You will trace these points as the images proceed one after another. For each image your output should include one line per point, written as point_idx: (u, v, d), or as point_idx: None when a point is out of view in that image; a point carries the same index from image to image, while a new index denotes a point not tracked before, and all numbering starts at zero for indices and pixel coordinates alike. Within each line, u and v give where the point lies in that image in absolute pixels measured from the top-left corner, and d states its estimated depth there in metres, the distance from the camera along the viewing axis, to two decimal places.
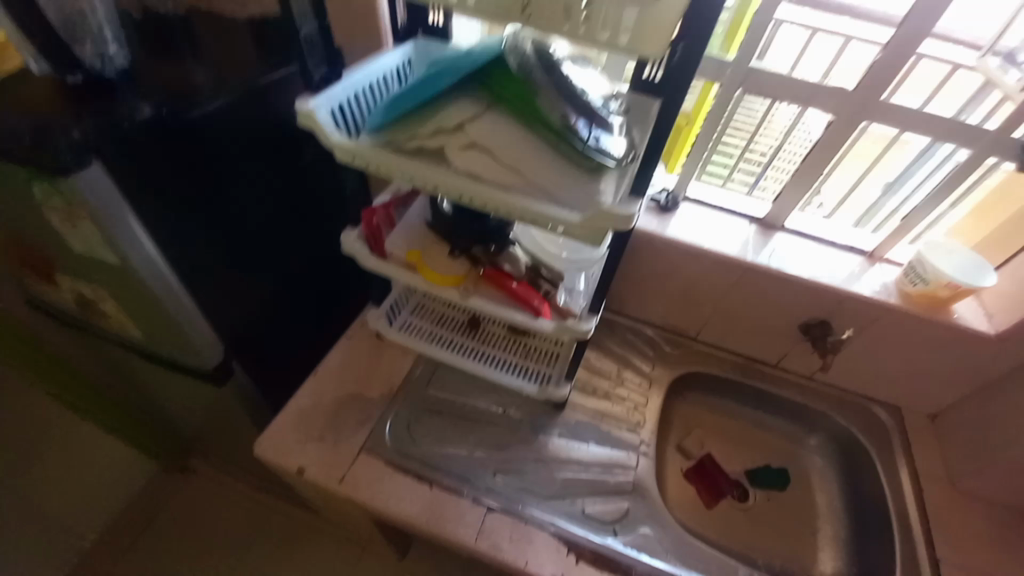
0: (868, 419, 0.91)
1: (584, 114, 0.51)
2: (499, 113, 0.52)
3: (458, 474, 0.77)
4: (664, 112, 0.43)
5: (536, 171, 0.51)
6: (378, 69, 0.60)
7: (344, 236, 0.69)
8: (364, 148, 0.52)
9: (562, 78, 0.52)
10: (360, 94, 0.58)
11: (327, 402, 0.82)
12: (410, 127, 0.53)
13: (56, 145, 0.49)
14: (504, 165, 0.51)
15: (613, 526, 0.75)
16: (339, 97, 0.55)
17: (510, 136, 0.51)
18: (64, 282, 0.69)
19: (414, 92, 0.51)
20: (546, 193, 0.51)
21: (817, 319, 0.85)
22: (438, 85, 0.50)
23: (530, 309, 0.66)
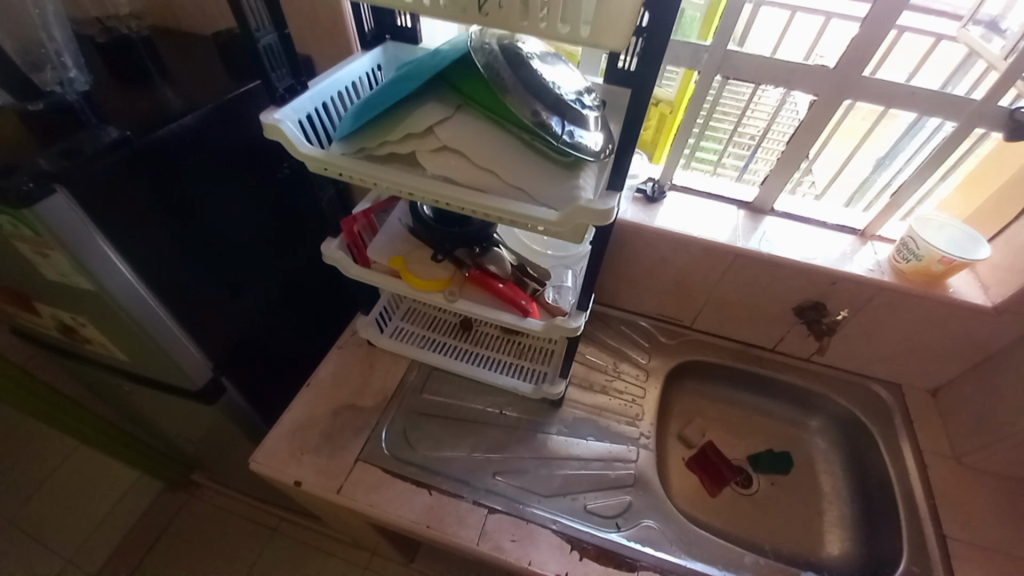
0: (867, 398, 0.90)
1: (556, 110, 0.50)
2: (471, 114, 0.51)
3: (456, 478, 0.76)
4: (633, 103, 0.42)
5: (512, 171, 0.50)
6: (346, 77, 0.60)
7: (325, 245, 0.68)
8: (335, 158, 0.52)
9: (531, 74, 0.50)
10: (328, 103, 0.58)
11: (321, 414, 0.82)
12: (381, 133, 0.52)
13: (18, 177, 0.48)
14: (479, 166, 0.50)
15: (616, 521, 0.74)
16: (306, 107, 0.54)
17: (483, 137, 0.51)
18: (42, 310, 0.69)
19: (382, 98, 0.50)
20: (523, 193, 0.50)
21: (811, 301, 0.84)
22: (406, 88, 0.49)
23: (518, 309, 0.66)
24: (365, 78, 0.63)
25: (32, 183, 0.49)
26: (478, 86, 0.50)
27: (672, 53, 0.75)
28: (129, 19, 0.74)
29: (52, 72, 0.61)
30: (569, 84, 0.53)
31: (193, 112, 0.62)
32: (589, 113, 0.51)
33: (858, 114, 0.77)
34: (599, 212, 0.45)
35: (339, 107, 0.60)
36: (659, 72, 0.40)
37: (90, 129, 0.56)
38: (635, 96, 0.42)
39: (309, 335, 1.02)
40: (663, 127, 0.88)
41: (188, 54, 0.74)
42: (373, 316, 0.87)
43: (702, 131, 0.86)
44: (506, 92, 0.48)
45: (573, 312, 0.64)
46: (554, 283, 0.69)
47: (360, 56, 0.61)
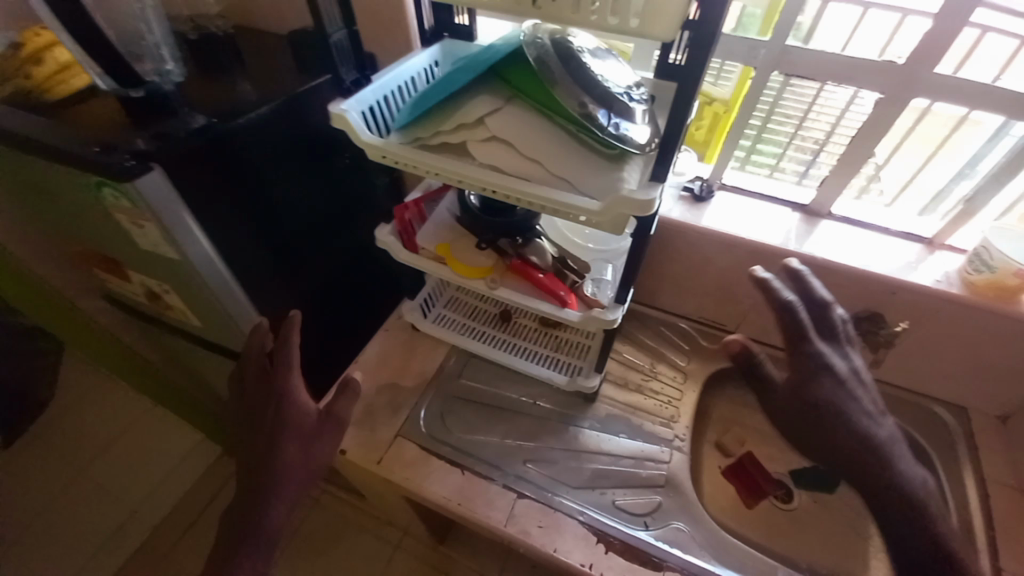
0: (926, 418, 0.85)
1: (603, 103, 0.51)
2: (519, 106, 0.54)
3: (488, 461, 0.79)
4: (679, 95, 0.42)
5: (557, 162, 0.52)
6: (407, 72, 0.64)
7: (378, 231, 0.73)
8: (391, 146, 0.55)
9: (580, 67, 0.51)
10: (389, 95, 0.62)
11: (366, 390, 0.87)
12: (435, 124, 0.55)
13: (123, 156, 0.55)
14: (525, 156, 0.52)
15: (643, 519, 0.74)
16: (368, 99, 0.58)
17: (531, 128, 0.52)
18: (132, 278, 0.78)
19: (437, 91, 0.53)
20: (567, 183, 0.51)
21: (867, 312, 0.80)
22: (461, 80, 0.52)
23: (557, 299, 0.67)
24: (423, 73, 0.67)
25: (132, 162, 0.55)
26: (528, 79, 0.52)
27: (728, 47, 0.75)
28: (215, 19, 0.82)
29: (151, 64, 0.69)
30: (619, 80, 0.54)
31: (269, 103, 0.68)
32: (637, 107, 0.52)
33: (936, 119, 0.73)
34: (640, 203, 0.45)
35: (399, 101, 0.64)
36: (707, 60, 0.40)
37: (178, 116, 0.63)
38: (680, 87, 0.42)
39: (357, 317, 1.07)
40: (717, 126, 0.85)
41: (265, 51, 0.82)
42: (417, 301, 0.91)
43: (760, 131, 0.84)
44: (555, 84, 0.50)
45: (612, 305, 0.64)
46: (593, 277, 0.70)
47: (420, 52, 0.65)
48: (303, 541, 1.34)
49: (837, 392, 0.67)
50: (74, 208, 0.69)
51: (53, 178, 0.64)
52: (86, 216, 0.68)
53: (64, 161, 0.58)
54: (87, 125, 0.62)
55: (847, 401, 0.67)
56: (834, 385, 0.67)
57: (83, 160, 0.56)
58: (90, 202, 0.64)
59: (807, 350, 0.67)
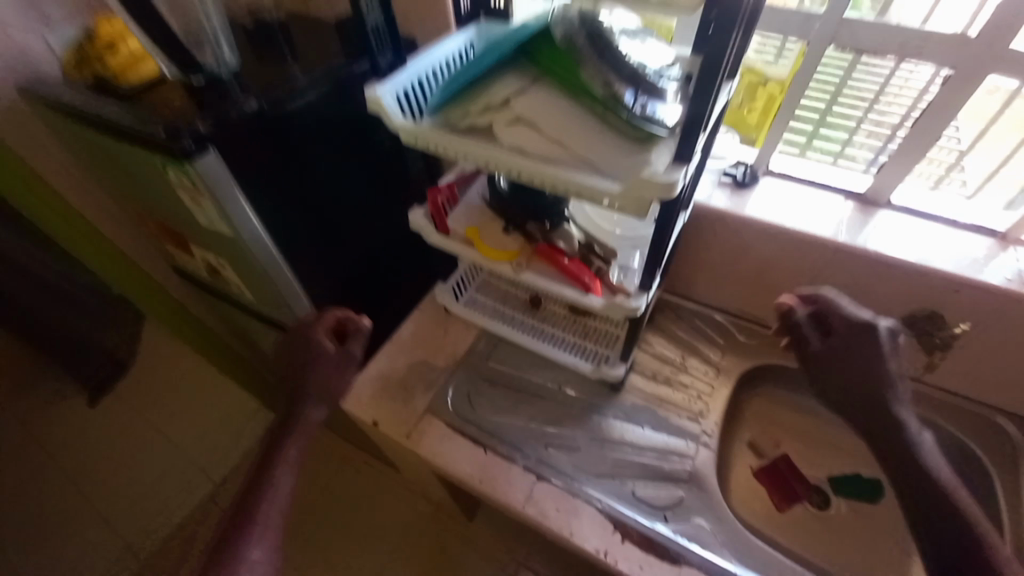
0: (991, 431, 0.77)
1: (631, 84, 0.50)
2: (545, 87, 0.54)
3: (510, 441, 0.80)
4: (704, 68, 0.41)
5: (582, 142, 0.51)
6: (442, 56, 0.65)
7: (412, 212, 0.76)
8: (422, 129, 0.58)
9: (607, 45, 0.51)
10: (423, 79, 0.64)
11: (398, 366, 0.91)
12: (463, 106, 0.56)
13: (182, 136, 0.61)
14: (550, 138, 0.52)
15: (664, 513, 0.73)
16: (403, 83, 0.61)
17: (556, 109, 0.52)
18: (199, 252, 0.86)
19: (466, 73, 0.55)
20: (591, 163, 0.51)
21: (925, 312, 0.73)
22: (487, 62, 0.53)
23: (581, 285, 0.67)
24: (458, 55, 0.69)
25: (192, 142, 0.61)
26: (554, 59, 0.53)
27: (780, 22, 0.71)
28: (272, 11, 0.88)
29: (211, 52, 0.74)
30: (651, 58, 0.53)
31: (317, 88, 0.72)
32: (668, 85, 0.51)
33: None
34: (661, 184, 0.45)
35: (434, 85, 0.66)
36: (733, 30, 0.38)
37: (235, 101, 0.68)
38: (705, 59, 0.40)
39: (395, 298, 1.12)
40: (772, 109, 0.81)
41: (316, 40, 0.87)
42: (449, 283, 0.94)
43: (822, 115, 0.78)
44: (580, 63, 0.50)
45: (636, 293, 0.64)
46: (620, 264, 0.70)
47: (456, 37, 0.67)
48: (342, 506, 1.42)
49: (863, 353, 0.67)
50: (154, 188, 0.76)
51: (140, 159, 0.71)
52: (162, 196, 0.76)
53: (138, 142, 0.65)
54: (157, 111, 0.69)
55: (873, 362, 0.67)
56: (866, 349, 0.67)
57: (154, 140, 0.62)
58: (159, 181, 0.71)
59: (843, 322, 0.69)
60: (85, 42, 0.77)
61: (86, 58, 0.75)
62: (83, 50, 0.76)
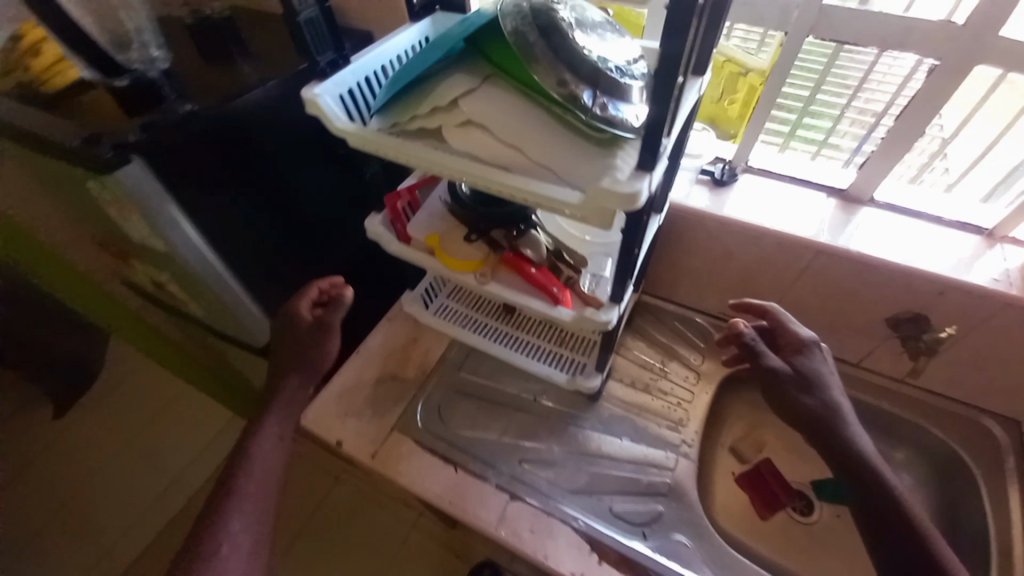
0: (976, 433, 0.75)
1: (589, 81, 0.46)
2: (498, 86, 0.49)
3: (483, 458, 0.77)
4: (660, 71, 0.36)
5: (539, 147, 0.47)
6: (390, 52, 0.60)
7: (369, 220, 0.71)
8: (366, 133, 0.53)
9: (561, 35, 0.45)
10: (371, 77, 0.59)
11: (365, 381, 0.85)
12: (409, 108, 0.51)
13: (101, 145, 0.54)
14: (503, 142, 0.48)
15: (642, 530, 0.70)
16: (348, 82, 0.56)
17: (509, 110, 0.47)
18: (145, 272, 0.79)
19: (409, 72, 0.49)
20: (550, 171, 0.47)
21: (910, 314, 0.70)
22: (431, 60, 0.48)
23: (549, 296, 0.62)
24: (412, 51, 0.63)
25: (111, 152, 0.54)
26: (507, 53, 0.47)
27: (758, 10, 0.66)
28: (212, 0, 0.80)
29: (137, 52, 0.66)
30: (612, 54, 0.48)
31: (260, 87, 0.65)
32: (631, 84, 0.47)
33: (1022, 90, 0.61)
34: (623, 195, 0.40)
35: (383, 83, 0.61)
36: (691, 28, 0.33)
37: (166, 104, 0.61)
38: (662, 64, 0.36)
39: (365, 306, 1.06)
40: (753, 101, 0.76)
41: (262, 32, 0.79)
42: (418, 291, 0.89)
43: (806, 104, 0.73)
44: (532, 61, 0.45)
45: (608, 306, 0.59)
46: (592, 272, 0.65)
47: (406, 31, 0.61)
48: (322, 517, 1.38)
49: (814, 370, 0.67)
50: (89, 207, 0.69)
51: (66, 178, 0.64)
52: (99, 216, 0.69)
53: (52, 152, 0.59)
54: (80, 116, 0.62)
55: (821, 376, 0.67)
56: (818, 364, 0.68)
57: (70, 150, 0.56)
58: (81, 192, 0.65)
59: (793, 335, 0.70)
60: (7, 45, 0.72)
61: (8, 61, 0.70)
62: (8, 54, 0.72)
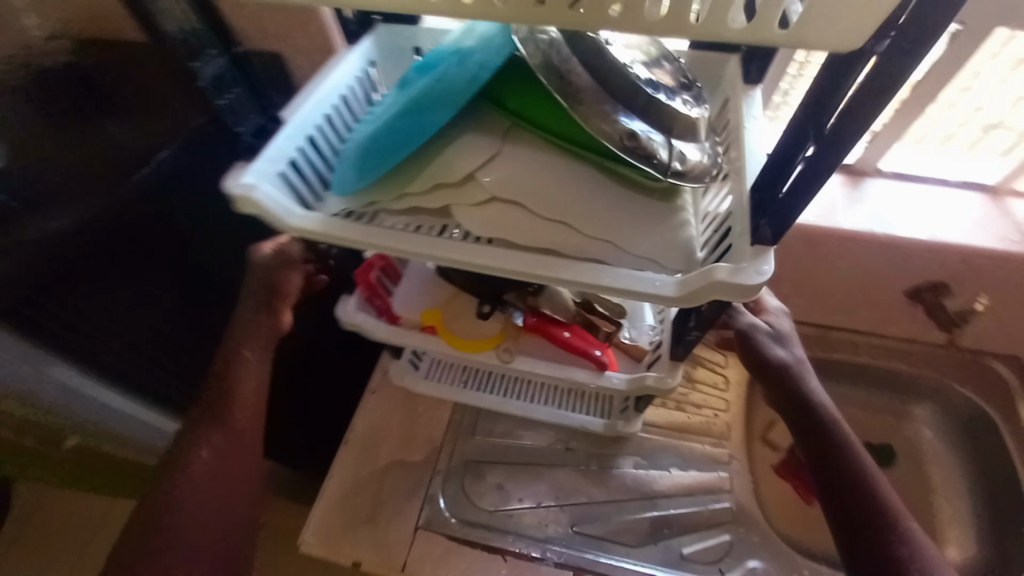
0: (987, 378, 0.77)
1: (649, 119, 0.36)
2: (520, 144, 0.39)
3: (532, 534, 0.68)
4: (792, 128, 0.31)
5: (590, 219, 0.38)
6: (329, 96, 0.44)
7: (340, 305, 0.55)
8: (335, 227, 0.38)
9: (609, 66, 0.35)
10: (314, 137, 0.43)
11: (367, 478, 0.71)
12: (400, 184, 0.41)
13: None
14: (544, 215, 0.39)
15: (718, 567, 0.66)
16: (288, 150, 0.40)
17: (545, 178, 0.39)
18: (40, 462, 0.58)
19: (398, 140, 0.38)
20: (607, 245, 0.38)
21: (929, 282, 0.69)
22: (435, 121, 0.37)
23: (592, 361, 0.52)
24: (357, 86, 0.48)
25: None
26: (531, 102, 0.38)
27: None
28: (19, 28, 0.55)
29: None
30: (637, 50, 0.39)
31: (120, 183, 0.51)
32: (693, 108, 0.37)
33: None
34: (742, 285, 0.32)
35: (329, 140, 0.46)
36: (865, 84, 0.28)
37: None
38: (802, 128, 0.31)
39: None
40: None
41: (113, 68, 0.56)
42: (405, 357, 0.74)
43: None
44: (578, 104, 0.34)
45: (663, 362, 0.51)
46: (627, 319, 0.56)
47: (343, 61, 0.45)
48: None
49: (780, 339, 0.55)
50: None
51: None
52: None
53: None
54: None
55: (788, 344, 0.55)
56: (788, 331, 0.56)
57: None
58: None
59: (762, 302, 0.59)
60: None
61: None
62: None
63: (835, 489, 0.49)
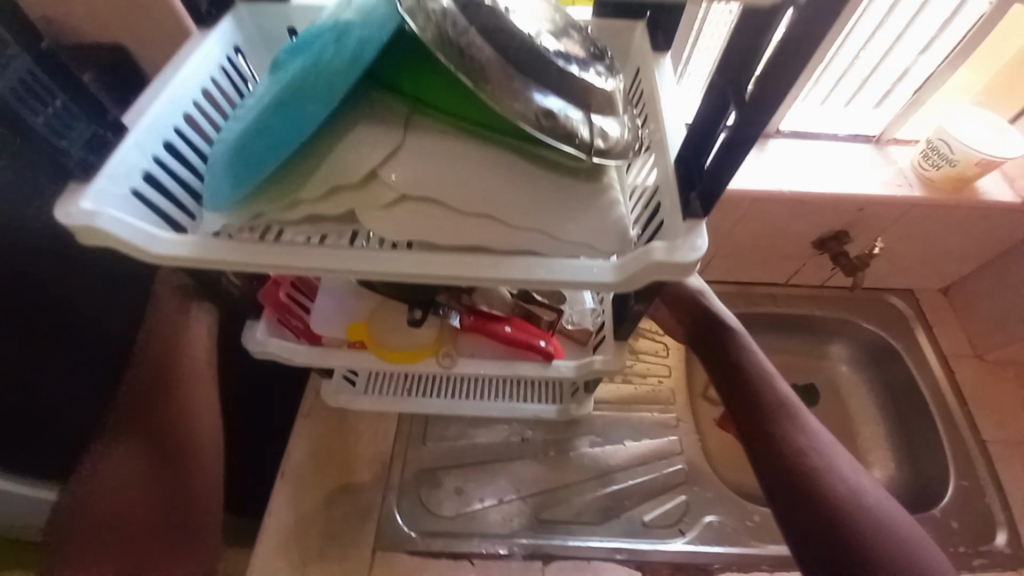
0: (886, 311, 0.85)
1: (563, 92, 0.33)
2: (425, 130, 0.36)
3: (496, 533, 0.66)
4: (715, 91, 0.32)
5: (511, 207, 0.36)
6: (188, 91, 0.41)
7: (247, 335, 0.49)
8: (218, 249, 0.35)
9: (507, 35, 0.32)
10: (173, 142, 0.40)
11: (313, 509, 0.66)
12: (290, 191, 0.37)
13: None
14: (466, 212, 0.37)
15: (678, 528, 0.68)
16: (141, 164, 0.37)
17: (452, 169, 0.36)
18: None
19: (274, 142, 0.34)
20: (536, 233, 0.37)
21: (834, 232, 0.74)
22: (314, 116, 0.33)
23: (539, 353, 0.50)
24: (220, 78, 0.44)
25: None
26: (421, 82, 0.34)
27: None
28: None
29: None
30: (538, 21, 0.35)
31: None
32: (607, 81, 0.35)
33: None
34: (680, 263, 0.33)
35: (196, 141, 0.42)
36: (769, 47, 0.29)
37: None
38: (720, 92, 0.32)
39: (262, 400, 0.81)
40: None
41: None
42: (337, 375, 0.68)
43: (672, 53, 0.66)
44: (482, 81, 0.31)
45: (609, 343, 0.51)
46: (568, 304, 0.55)
47: (198, 50, 0.42)
48: None
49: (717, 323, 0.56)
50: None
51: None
52: None
53: None
54: None
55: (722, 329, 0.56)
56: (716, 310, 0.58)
57: None
58: None
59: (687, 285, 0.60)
60: None
61: None
62: None
63: (799, 504, 0.44)
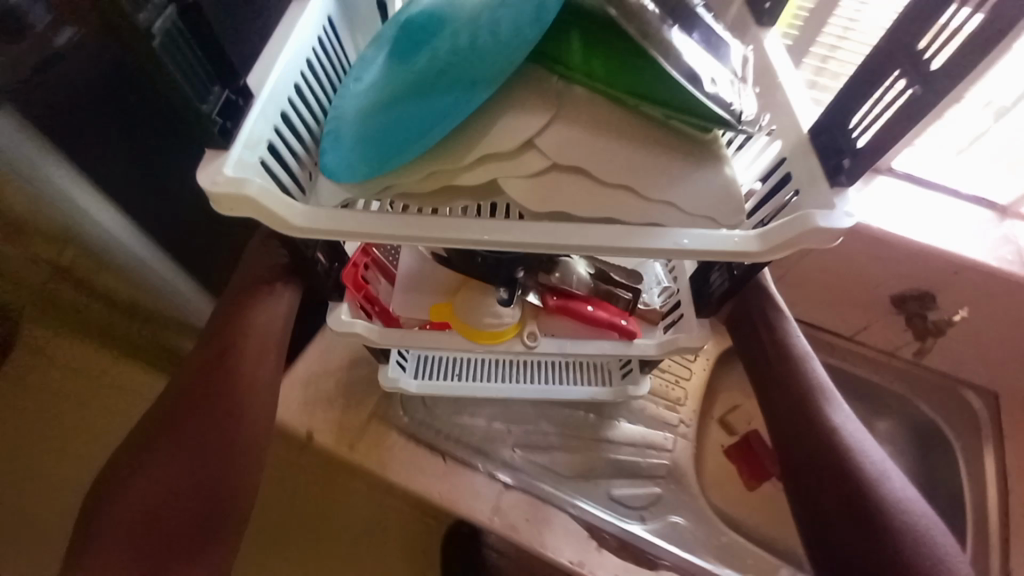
0: (954, 404, 0.77)
1: (689, 31, 0.34)
2: (577, 97, 0.35)
3: (474, 445, 0.71)
4: (882, 49, 0.31)
5: (652, 179, 0.35)
6: (299, 53, 0.40)
7: (336, 315, 0.50)
8: (366, 217, 0.34)
9: (681, 8, 0.34)
10: (286, 113, 0.39)
11: (336, 366, 0.76)
12: (431, 162, 0.36)
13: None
14: (610, 186, 0.36)
15: (640, 513, 0.68)
16: (264, 133, 0.36)
17: (604, 137, 0.35)
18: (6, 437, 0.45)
19: (433, 112, 0.34)
20: (669, 210, 0.36)
21: (916, 291, 0.69)
22: (481, 83, 0.33)
23: (619, 332, 0.52)
24: (319, 45, 0.44)
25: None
26: (579, 51, 0.34)
27: None
28: None
29: None
30: None
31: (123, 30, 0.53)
32: (735, 39, 0.36)
33: None
34: (822, 235, 0.32)
35: (301, 106, 0.41)
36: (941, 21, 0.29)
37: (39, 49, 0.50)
38: (885, 58, 0.31)
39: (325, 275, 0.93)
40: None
41: None
42: (390, 359, 0.64)
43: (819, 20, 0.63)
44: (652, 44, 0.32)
45: (687, 321, 0.50)
46: (642, 283, 0.54)
47: (304, 11, 0.41)
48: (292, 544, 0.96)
49: (774, 315, 0.52)
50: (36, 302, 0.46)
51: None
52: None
53: None
54: None
55: (781, 319, 0.52)
56: (777, 304, 0.53)
57: None
58: None
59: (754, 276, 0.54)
60: None
61: None
62: None
63: (850, 508, 0.43)
